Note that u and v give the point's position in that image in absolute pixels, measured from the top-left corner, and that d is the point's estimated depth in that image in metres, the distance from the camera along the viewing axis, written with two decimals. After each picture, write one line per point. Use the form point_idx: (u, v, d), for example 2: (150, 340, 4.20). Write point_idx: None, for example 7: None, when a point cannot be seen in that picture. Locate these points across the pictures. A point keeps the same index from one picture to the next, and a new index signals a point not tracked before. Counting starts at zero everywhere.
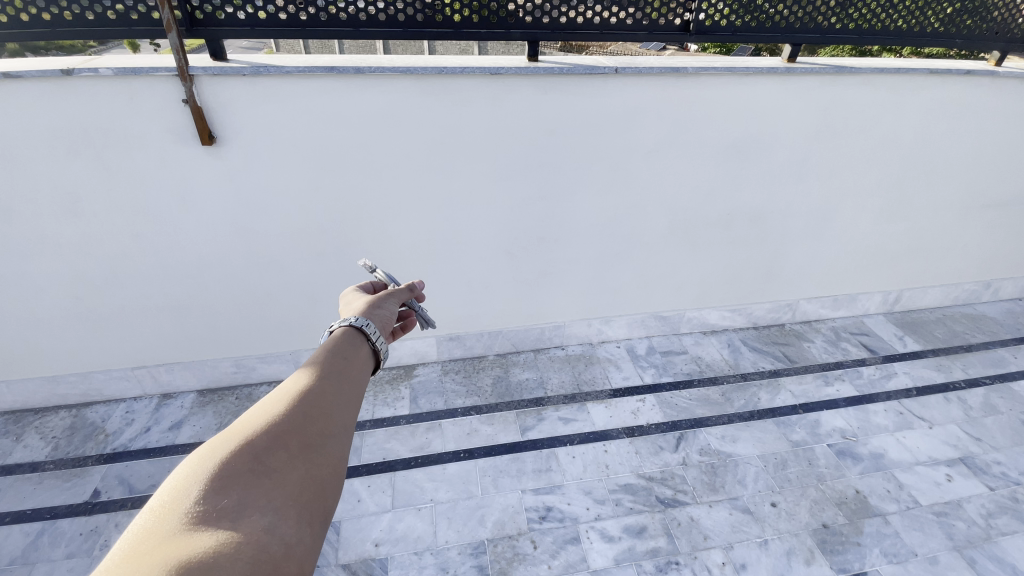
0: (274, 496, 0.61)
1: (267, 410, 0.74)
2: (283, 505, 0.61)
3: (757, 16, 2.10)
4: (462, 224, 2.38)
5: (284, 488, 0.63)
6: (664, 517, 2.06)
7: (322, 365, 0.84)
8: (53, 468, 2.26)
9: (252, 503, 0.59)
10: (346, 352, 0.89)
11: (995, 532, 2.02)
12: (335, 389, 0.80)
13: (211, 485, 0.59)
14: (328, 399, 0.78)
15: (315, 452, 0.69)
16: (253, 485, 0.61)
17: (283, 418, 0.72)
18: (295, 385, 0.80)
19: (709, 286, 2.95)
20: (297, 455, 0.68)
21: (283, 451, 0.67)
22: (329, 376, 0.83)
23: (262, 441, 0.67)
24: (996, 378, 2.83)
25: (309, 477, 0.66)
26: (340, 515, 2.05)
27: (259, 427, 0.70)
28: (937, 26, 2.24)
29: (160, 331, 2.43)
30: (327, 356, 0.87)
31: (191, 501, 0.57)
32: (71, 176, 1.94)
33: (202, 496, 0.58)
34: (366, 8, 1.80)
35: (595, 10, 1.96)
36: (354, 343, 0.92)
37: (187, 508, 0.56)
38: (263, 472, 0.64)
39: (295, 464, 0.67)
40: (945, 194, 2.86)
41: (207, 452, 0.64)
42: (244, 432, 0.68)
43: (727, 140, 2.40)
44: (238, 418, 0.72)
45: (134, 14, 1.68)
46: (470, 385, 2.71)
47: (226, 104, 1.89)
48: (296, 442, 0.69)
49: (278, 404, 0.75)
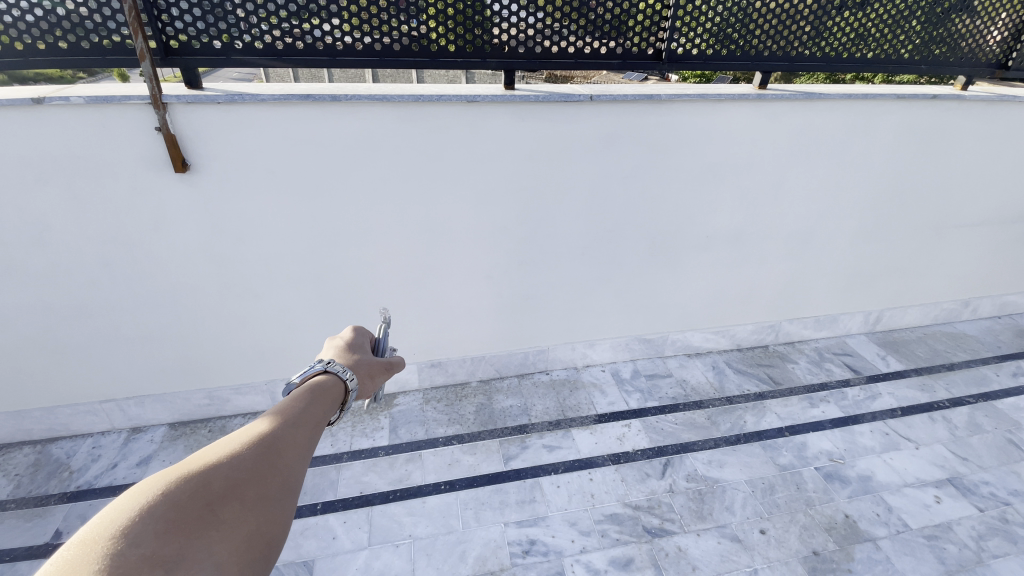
0: (217, 550, 0.56)
1: (228, 450, 0.69)
2: (226, 561, 0.56)
3: (728, 46, 2.15)
4: (441, 250, 2.37)
5: (229, 544, 0.58)
6: (651, 547, 2.00)
7: (294, 411, 0.81)
8: (14, 508, 2.15)
9: (193, 554, 0.54)
10: (319, 400, 0.87)
11: (987, 555, 1.99)
12: (302, 437, 0.76)
13: (155, 525, 0.54)
14: (295, 446, 0.74)
15: (268, 505, 0.65)
16: (197, 535, 0.56)
17: (243, 460, 0.68)
18: (262, 426, 0.76)
19: (692, 309, 2.95)
20: (250, 507, 0.63)
21: (236, 503, 0.62)
22: (297, 424, 0.78)
23: (217, 486, 0.63)
24: (978, 397, 2.84)
25: (257, 534, 0.62)
26: (313, 554, 1.96)
27: (217, 469, 0.65)
28: (902, 53, 2.32)
29: (131, 364, 2.36)
30: (300, 402, 0.84)
31: (129, 539, 0.51)
32: (39, 204, 1.89)
33: (141, 536, 0.52)
34: (342, 38, 1.81)
35: (569, 40, 2.00)
36: (329, 393, 0.90)
37: (121, 547, 0.50)
38: (212, 522, 0.59)
39: (246, 517, 0.62)
40: (919, 214, 2.91)
41: (153, 486, 0.59)
42: (199, 472, 0.64)
43: (703, 164, 2.43)
44: (192, 455, 0.67)
45: (108, 43, 1.66)
46: (452, 413, 2.65)
47: (201, 132, 1.87)
48: (252, 494, 0.64)
49: (240, 445, 0.71)
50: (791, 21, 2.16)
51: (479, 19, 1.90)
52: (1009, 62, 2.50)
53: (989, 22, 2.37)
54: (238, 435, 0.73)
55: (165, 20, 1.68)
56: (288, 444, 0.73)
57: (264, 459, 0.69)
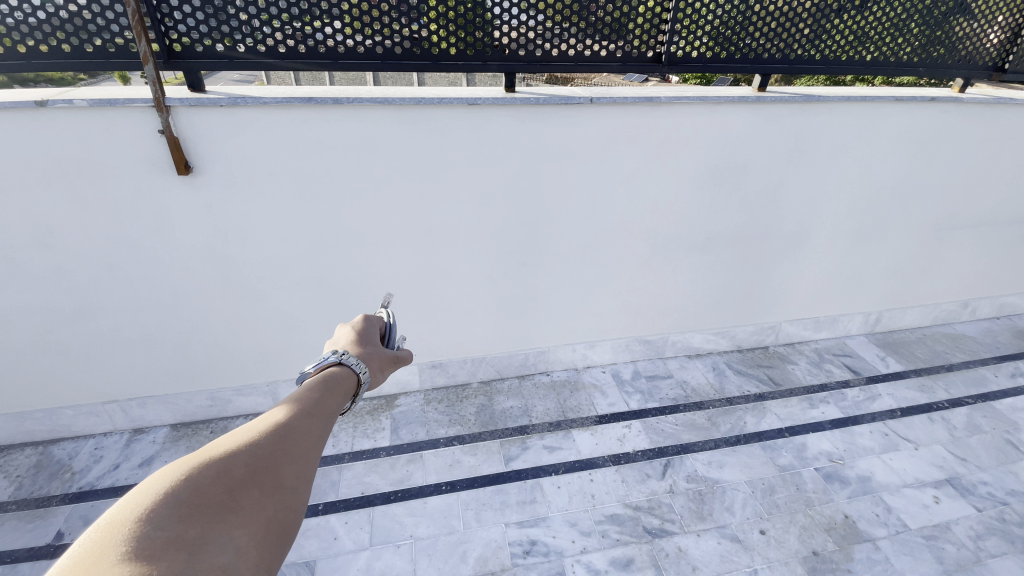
0: (236, 534, 0.56)
1: (247, 437, 0.70)
2: (246, 546, 0.56)
3: (727, 48, 2.16)
4: (442, 251, 2.38)
5: (248, 529, 0.58)
6: (651, 548, 2.01)
7: (310, 400, 0.82)
8: (16, 509, 2.16)
9: (214, 539, 0.54)
10: (335, 391, 0.87)
11: (985, 555, 2.00)
12: (319, 426, 0.77)
13: (177, 510, 0.55)
14: (312, 435, 0.74)
15: (287, 492, 0.65)
16: (219, 520, 0.57)
17: (262, 447, 0.68)
18: (279, 415, 0.76)
19: (692, 310, 2.96)
20: (269, 494, 0.63)
21: (256, 490, 0.63)
22: (313, 414, 0.79)
23: (238, 473, 0.63)
24: (977, 398, 2.85)
25: (276, 519, 0.62)
26: (315, 555, 1.97)
27: (236, 456, 0.66)
28: (900, 56, 2.33)
29: (133, 365, 2.37)
30: (316, 392, 0.84)
31: (152, 522, 0.52)
32: (43, 206, 1.90)
33: (164, 520, 0.53)
34: (344, 41, 1.82)
35: (569, 44, 2.01)
36: (344, 384, 0.90)
37: (145, 530, 0.51)
38: (232, 508, 0.59)
39: (265, 504, 0.62)
40: (918, 216, 2.93)
41: (175, 472, 0.60)
42: (219, 459, 0.64)
43: (703, 166, 2.44)
44: (213, 442, 0.68)
45: (111, 47, 1.68)
46: (453, 414, 2.66)
47: (203, 135, 1.88)
48: (270, 481, 0.65)
49: (259, 432, 0.71)
50: (789, 24, 2.17)
51: (480, 22, 1.91)
52: (1006, 65, 2.51)
53: (986, 24, 2.38)
54: (257, 423, 0.74)
55: (168, 23, 1.70)
56: (306, 433, 0.74)
57: (282, 447, 0.70)
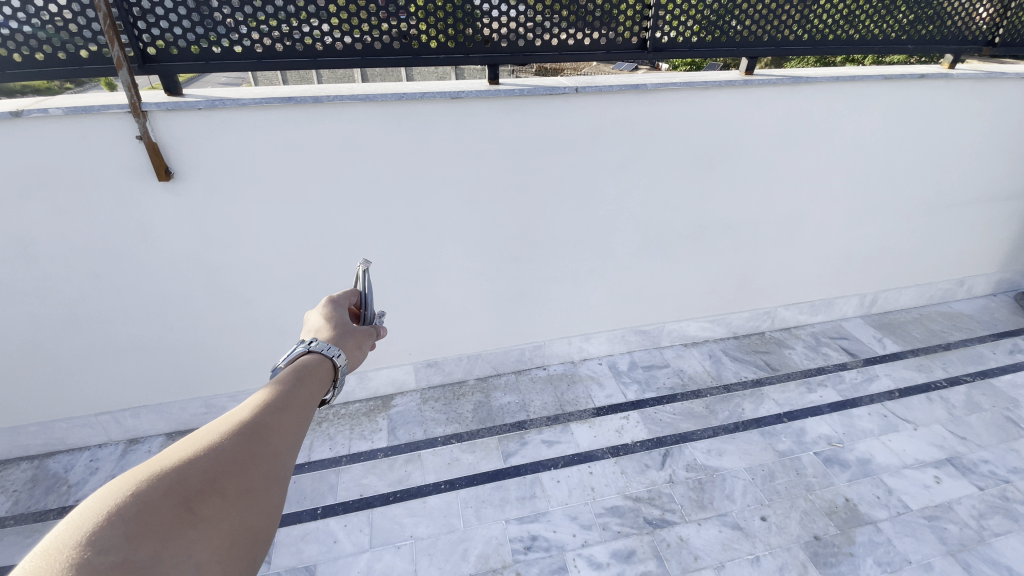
0: (197, 550, 0.53)
1: (206, 440, 0.66)
2: (207, 561, 0.53)
3: (713, 32, 2.13)
4: (433, 249, 2.36)
5: (210, 543, 0.55)
6: (652, 539, 2.00)
7: (280, 392, 0.78)
8: (13, 525, 2.13)
9: (171, 556, 0.51)
10: (309, 380, 0.84)
11: (988, 534, 2.00)
12: (288, 422, 0.73)
13: (125, 528, 0.51)
14: (279, 432, 0.71)
15: (252, 498, 0.62)
16: (175, 536, 0.53)
17: (224, 451, 0.65)
18: (243, 413, 0.72)
19: (688, 298, 2.95)
20: (232, 501, 0.60)
21: (216, 497, 0.60)
22: (281, 409, 0.75)
23: (195, 482, 0.59)
24: (975, 376, 2.85)
25: (241, 527, 0.60)
26: (315, 558, 1.96)
27: (195, 462, 0.62)
28: (888, 33, 2.30)
29: (125, 374, 2.34)
30: (286, 384, 0.81)
31: (97, 546, 0.48)
32: (23, 218, 1.87)
33: (111, 542, 0.49)
34: (322, 38, 1.79)
35: (552, 33, 1.97)
36: (319, 371, 0.87)
37: (87, 556, 0.46)
38: (190, 520, 0.56)
39: (228, 512, 0.59)
40: (911, 195, 2.91)
41: (125, 486, 0.55)
42: (174, 467, 0.60)
43: (692, 153, 2.42)
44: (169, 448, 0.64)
45: (84, 52, 1.64)
46: (450, 412, 2.65)
47: (183, 140, 1.85)
48: (234, 488, 0.62)
49: (219, 435, 0.67)
50: (775, 5, 2.14)
51: (460, 15, 1.87)
52: (996, 39, 2.48)
53: None
54: (220, 423, 0.70)
55: (140, 26, 1.65)
56: (272, 432, 0.70)
57: (246, 449, 0.66)
